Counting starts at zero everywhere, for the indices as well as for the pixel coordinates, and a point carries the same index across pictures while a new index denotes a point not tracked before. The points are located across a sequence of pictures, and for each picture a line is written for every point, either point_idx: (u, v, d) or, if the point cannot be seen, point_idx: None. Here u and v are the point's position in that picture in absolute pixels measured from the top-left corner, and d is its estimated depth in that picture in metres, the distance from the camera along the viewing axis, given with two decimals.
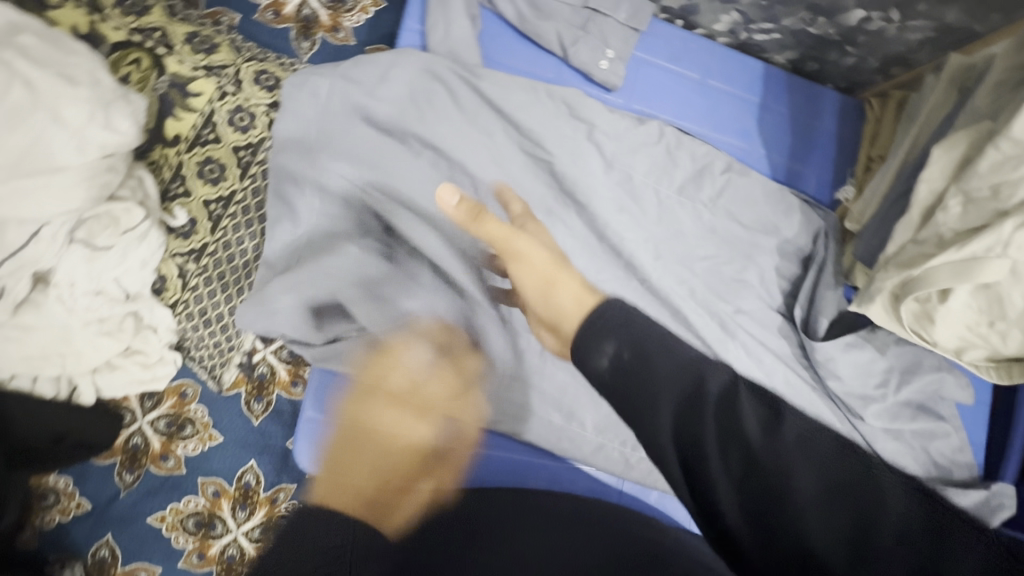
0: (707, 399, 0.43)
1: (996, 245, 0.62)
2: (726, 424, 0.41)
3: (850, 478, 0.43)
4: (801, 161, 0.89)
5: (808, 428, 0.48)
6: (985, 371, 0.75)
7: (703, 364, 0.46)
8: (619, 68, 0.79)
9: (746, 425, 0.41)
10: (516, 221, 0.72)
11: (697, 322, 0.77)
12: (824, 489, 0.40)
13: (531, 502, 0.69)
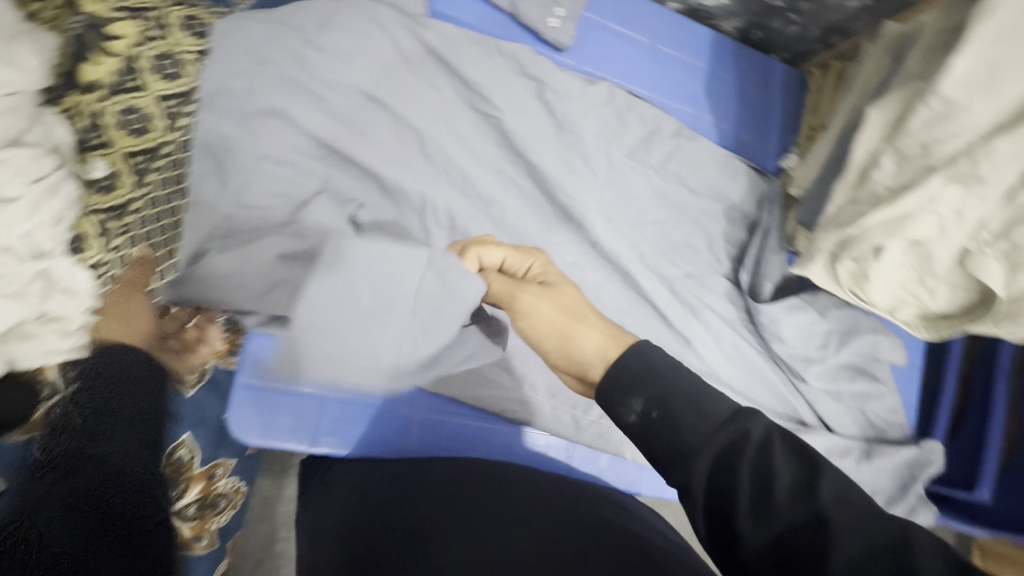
0: (793, 485, 0.36)
1: (927, 201, 0.65)
2: (756, 485, 0.36)
3: (899, 530, 0.33)
4: (749, 129, 0.91)
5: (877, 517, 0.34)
6: (913, 327, 0.79)
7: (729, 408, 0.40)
8: (569, 27, 0.78)
9: (777, 485, 0.36)
10: (466, 180, 0.71)
11: (647, 285, 0.77)
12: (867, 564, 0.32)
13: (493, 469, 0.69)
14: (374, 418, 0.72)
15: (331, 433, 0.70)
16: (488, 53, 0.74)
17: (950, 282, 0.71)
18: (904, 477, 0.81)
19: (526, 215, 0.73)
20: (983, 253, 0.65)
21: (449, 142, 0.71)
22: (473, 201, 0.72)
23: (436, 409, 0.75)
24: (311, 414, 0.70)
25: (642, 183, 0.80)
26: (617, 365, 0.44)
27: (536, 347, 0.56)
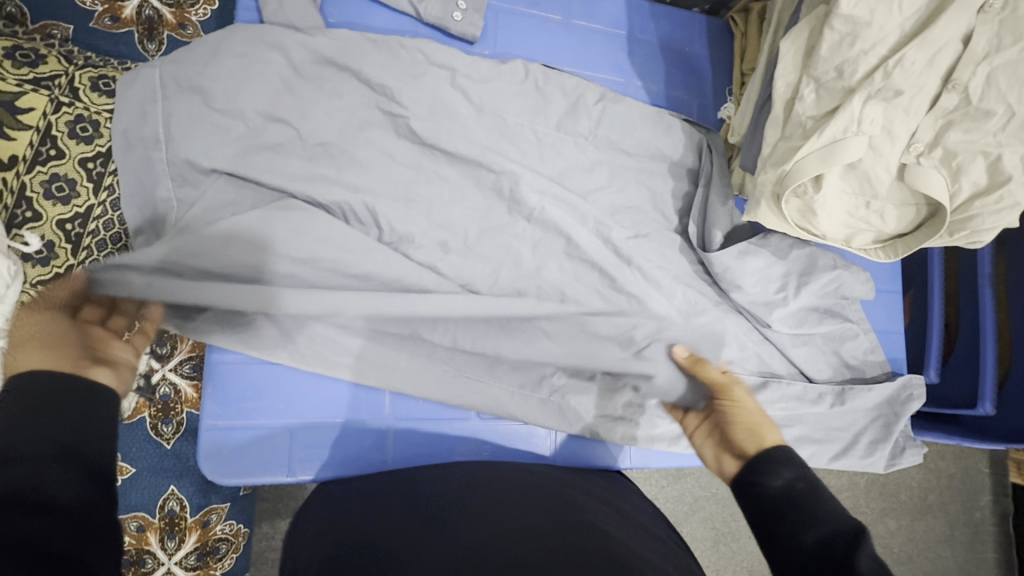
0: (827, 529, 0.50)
1: (851, 123, 0.64)
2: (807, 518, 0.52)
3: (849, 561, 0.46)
4: (680, 87, 0.91)
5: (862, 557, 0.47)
6: (871, 253, 0.77)
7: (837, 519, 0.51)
8: (474, 18, 0.78)
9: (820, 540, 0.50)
10: (396, 186, 0.73)
11: (591, 250, 0.80)
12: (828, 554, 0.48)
13: (474, 473, 0.69)
14: (347, 438, 0.72)
15: (307, 460, 0.71)
16: (399, 59, 0.74)
17: (895, 201, 0.71)
18: (888, 415, 0.92)
19: (465, 213, 0.75)
20: (920, 164, 0.66)
21: (369, 155, 0.72)
22: (406, 203, 0.73)
23: (409, 421, 0.75)
24: (283, 446, 0.70)
25: (578, 162, 0.81)
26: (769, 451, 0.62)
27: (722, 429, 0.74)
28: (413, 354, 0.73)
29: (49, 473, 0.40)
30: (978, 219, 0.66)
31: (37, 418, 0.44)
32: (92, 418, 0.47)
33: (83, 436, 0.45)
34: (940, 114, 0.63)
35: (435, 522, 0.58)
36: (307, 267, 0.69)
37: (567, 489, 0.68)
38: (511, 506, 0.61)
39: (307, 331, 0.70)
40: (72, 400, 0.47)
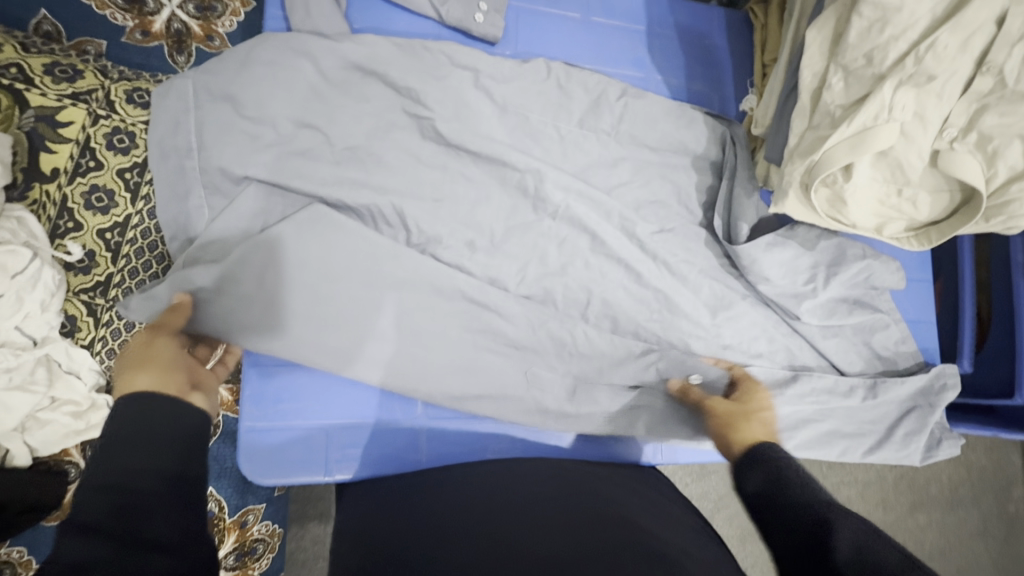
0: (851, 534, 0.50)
1: (882, 110, 0.63)
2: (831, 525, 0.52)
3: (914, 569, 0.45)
4: (701, 80, 0.90)
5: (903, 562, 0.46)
6: (903, 242, 0.76)
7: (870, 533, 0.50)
8: (496, 19, 0.78)
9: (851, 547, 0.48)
10: (423, 187, 0.74)
11: (616, 246, 0.80)
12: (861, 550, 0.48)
13: (508, 472, 0.69)
14: (380, 438, 0.73)
15: (343, 460, 0.71)
16: (423, 63, 0.75)
17: (928, 186, 0.69)
18: (922, 405, 0.90)
19: (490, 214, 0.76)
20: (953, 150, 0.65)
21: (395, 158, 0.73)
22: (434, 205, 0.74)
23: (440, 419, 0.75)
24: (318, 446, 0.71)
25: (600, 161, 0.82)
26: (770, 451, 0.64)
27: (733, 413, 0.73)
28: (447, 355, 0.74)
29: (158, 509, 0.44)
30: (1016, 204, 0.65)
31: (147, 445, 0.48)
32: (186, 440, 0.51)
33: (183, 458, 0.49)
34: (974, 98, 0.62)
35: (461, 520, 0.58)
36: (337, 270, 0.69)
37: (604, 489, 0.67)
38: (551, 509, 0.60)
39: (341, 334, 0.69)
40: (156, 423, 0.50)
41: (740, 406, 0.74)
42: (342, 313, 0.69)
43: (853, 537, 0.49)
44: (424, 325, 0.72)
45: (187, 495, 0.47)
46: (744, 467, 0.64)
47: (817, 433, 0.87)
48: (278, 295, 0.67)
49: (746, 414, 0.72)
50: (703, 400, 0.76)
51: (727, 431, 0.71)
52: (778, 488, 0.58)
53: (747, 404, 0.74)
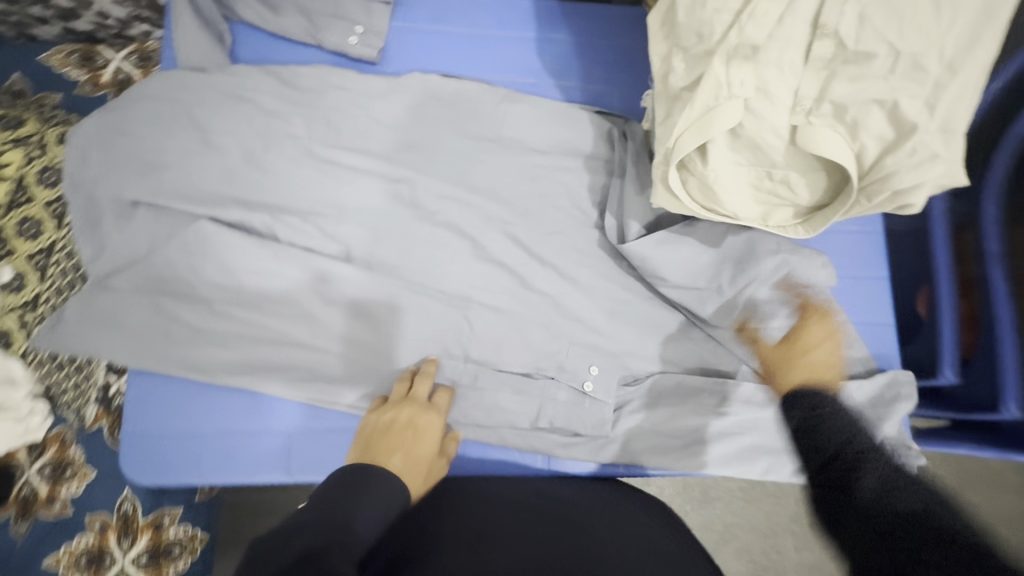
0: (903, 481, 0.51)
1: (720, 88, 0.59)
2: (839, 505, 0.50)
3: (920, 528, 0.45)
4: (598, 80, 0.88)
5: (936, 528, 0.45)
6: (792, 231, 0.67)
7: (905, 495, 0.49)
8: (372, 40, 0.82)
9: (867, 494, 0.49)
10: (297, 201, 0.77)
11: (497, 250, 0.80)
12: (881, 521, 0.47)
13: (469, 489, 0.68)
14: (255, 443, 0.74)
15: (217, 465, 0.73)
16: (299, 87, 0.80)
17: (800, 167, 0.62)
18: (871, 418, 0.78)
19: (367, 224, 0.78)
20: (811, 123, 0.58)
21: (266, 176, 0.76)
22: (308, 218, 0.77)
23: (314, 428, 0.75)
24: (195, 449, 0.73)
25: (484, 166, 0.81)
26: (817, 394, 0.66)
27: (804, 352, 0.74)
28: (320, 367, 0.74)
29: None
30: (895, 178, 0.56)
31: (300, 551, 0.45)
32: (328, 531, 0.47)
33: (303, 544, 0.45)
34: (819, 65, 0.56)
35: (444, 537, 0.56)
36: (221, 282, 0.73)
37: (586, 509, 0.66)
38: (521, 514, 0.62)
39: (224, 345, 0.73)
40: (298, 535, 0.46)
41: (791, 344, 0.74)
42: (228, 325, 0.73)
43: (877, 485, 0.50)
44: (300, 337, 0.74)
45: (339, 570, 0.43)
46: (791, 406, 0.66)
47: (738, 449, 0.78)
48: (168, 310, 0.72)
49: (795, 352, 0.74)
50: (753, 338, 0.77)
51: (773, 378, 0.74)
52: (817, 424, 0.61)
53: (801, 333, 0.75)
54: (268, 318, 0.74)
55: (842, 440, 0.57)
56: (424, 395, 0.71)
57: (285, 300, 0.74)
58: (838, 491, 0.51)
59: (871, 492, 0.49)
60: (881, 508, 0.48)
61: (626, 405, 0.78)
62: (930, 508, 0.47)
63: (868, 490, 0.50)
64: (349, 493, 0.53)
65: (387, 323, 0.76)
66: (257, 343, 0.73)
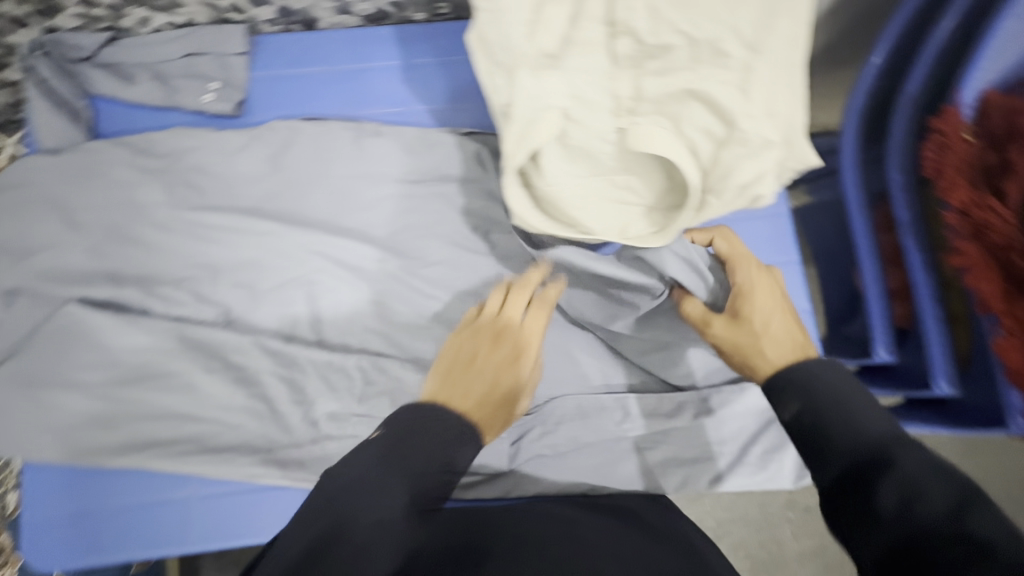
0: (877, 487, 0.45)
1: (533, 101, 0.55)
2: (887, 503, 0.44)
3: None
4: (468, 100, 0.86)
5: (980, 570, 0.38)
6: (644, 241, 0.62)
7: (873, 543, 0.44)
8: (228, 94, 0.83)
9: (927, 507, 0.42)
10: (170, 267, 0.76)
11: (379, 290, 0.78)
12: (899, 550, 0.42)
13: (512, 508, 0.65)
14: (152, 517, 0.73)
15: (114, 544, 0.72)
16: (160, 152, 0.80)
17: (639, 170, 0.59)
18: None
19: (244, 282, 0.77)
20: (636, 125, 0.54)
21: (134, 250, 0.76)
22: (183, 283, 0.76)
23: (210, 495, 0.74)
24: (90, 531, 0.73)
25: (357, 208, 0.80)
26: (807, 380, 0.56)
27: (766, 312, 0.67)
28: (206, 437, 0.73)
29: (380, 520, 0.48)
30: (734, 173, 0.53)
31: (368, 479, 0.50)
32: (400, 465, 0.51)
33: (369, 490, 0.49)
34: (626, 64, 0.54)
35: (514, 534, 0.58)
36: (98, 362, 0.73)
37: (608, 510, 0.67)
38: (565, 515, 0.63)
39: (106, 427, 0.72)
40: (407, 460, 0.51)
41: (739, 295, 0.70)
42: (109, 405, 0.72)
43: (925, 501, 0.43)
44: (183, 407, 0.73)
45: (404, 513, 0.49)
46: (778, 401, 0.57)
47: (650, 463, 0.75)
48: (46, 399, 0.71)
49: (753, 330, 0.66)
50: (703, 316, 0.71)
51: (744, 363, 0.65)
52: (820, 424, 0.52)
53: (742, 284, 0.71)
54: (148, 393, 0.73)
55: (865, 435, 0.49)
56: (517, 315, 0.70)
57: (163, 372, 0.73)
58: (860, 506, 0.45)
59: (892, 511, 0.43)
60: (907, 519, 0.43)
61: (524, 437, 0.75)
62: (971, 532, 0.40)
63: (900, 506, 0.43)
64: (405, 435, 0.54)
65: (272, 379, 0.75)
66: (140, 419, 0.72)
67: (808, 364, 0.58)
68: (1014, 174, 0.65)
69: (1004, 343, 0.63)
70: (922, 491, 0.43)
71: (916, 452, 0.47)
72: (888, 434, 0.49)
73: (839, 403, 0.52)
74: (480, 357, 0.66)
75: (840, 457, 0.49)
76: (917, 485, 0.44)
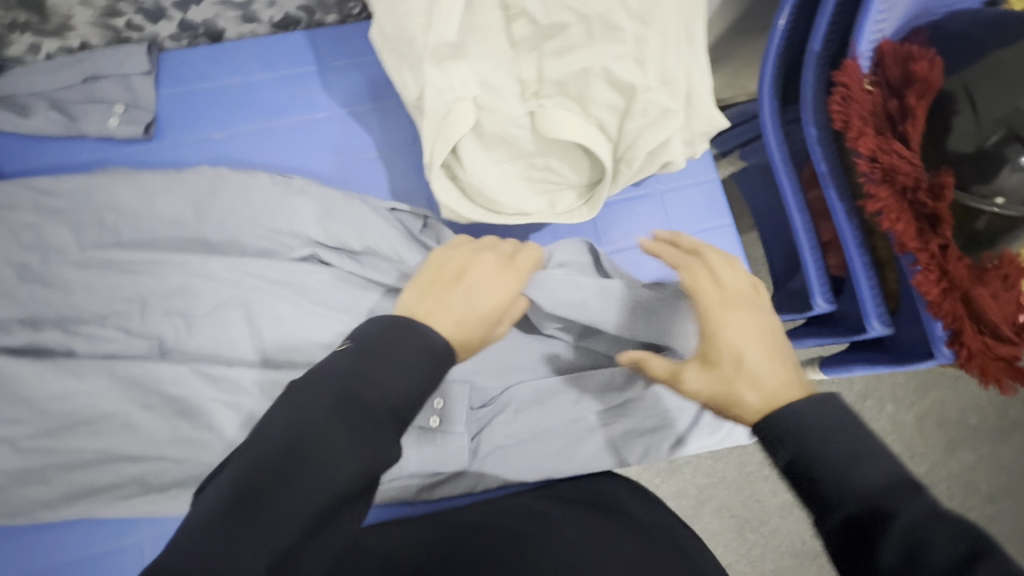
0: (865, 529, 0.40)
1: (444, 93, 0.54)
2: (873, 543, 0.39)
3: None
4: (392, 99, 0.85)
5: None
6: (576, 215, 0.64)
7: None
8: (136, 116, 0.80)
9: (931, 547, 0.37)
10: (91, 302, 0.73)
11: (318, 300, 0.75)
12: None
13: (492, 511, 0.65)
14: (104, 566, 0.70)
15: None
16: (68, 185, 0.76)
17: (558, 154, 0.59)
18: None
19: (176, 310, 0.74)
20: (542, 108, 0.55)
21: (51, 291, 0.72)
22: (109, 318, 0.73)
23: (163, 535, 0.71)
24: None
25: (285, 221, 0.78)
26: (778, 415, 0.49)
27: (728, 338, 0.57)
28: (153, 475, 0.70)
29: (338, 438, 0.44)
30: (640, 141, 0.54)
31: (351, 378, 0.46)
32: (376, 361, 0.48)
33: (351, 389, 0.46)
34: (525, 48, 0.54)
35: (501, 546, 0.57)
36: (22, 413, 0.68)
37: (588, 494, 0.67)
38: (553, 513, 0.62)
39: (40, 479, 0.68)
40: (398, 360, 0.48)
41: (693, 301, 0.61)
42: (38, 457, 0.68)
43: (926, 525, 0.38)
44: (121, 449, 0.69)
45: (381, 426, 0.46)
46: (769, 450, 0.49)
47: (612, 439, 0.75)
48: None
49: (720, 372, 0.56)
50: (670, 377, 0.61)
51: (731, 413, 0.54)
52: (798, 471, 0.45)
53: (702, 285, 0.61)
54: (80, 438, 0.69)
55: (846, 482, 0.42)
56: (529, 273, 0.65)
57: (99, 413, 0.70)
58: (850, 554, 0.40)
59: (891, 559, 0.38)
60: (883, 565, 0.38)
61: (483, 431, 0.75)
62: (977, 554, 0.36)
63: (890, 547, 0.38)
64: (382, 355, 0.48)
65: (217, 405, 0.72)
66: (78, 467, 0.69)
67: (803, 405, 0.48)
68: (911, 118, 0.67)
69: (921, 277, 0.67)
70: (923, 541, 0.37)
71: (925, 497, 0.40)
72: (891, 478, 0.42)
73: (833, 440, 0.45)
74: (473, 267, 0.61)
75: (832, 507, 0.42)
76: (923, 535, 0.38)
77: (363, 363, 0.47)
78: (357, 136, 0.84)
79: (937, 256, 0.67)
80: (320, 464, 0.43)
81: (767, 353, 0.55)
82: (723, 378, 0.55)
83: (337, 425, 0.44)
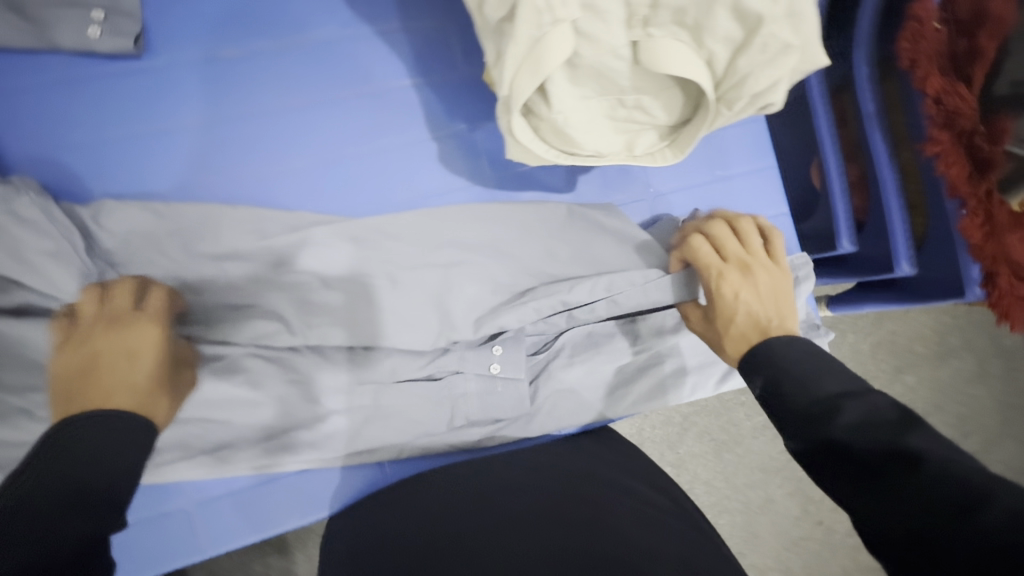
0: (849, 419, 0.46)
1: (541, 15, 0.48)
2: (855, 426, 0.46)
3: (930, 500, 0.39)
4: (427, 17, 0.75)
5: (946, 491, 0.39)
6: (655, 158, 0.61)
7: (847, 441, 0.45)
8: (124, 25, 0.66)
9: (899, 435, 0.43)
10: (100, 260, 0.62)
11: (368, 248, 0.70)
12: (876, 461, 0.43)
13: (536, 464, 0.67)
14: (154, 529, 0.66)
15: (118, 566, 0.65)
16: (59, 120, 0.65)
17: (652, 90, 0.54)
18: None
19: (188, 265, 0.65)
20: (651, 37, 0.50)
21: (28, 226, 0.59)
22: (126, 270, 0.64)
23: (214, 496, 0.67)
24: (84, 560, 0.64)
25: (334, 188, 0.72)
26: (779, 351, 0.58)
27: (738, 300, 0.67)
28: (197, 437, 0.65)
29: (414, 515, 0.60)
30: (750, 80, 0.50)
31: (454, 496, 0.62)
32: (482, 491, 0.62)
33: (453, 493, 0.63)
34: None
35: (531, 508, 0.58)
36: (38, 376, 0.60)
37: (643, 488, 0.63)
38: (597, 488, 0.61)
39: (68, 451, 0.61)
40: (464, 480, 0.65)
41: (744, 263, 0.71)
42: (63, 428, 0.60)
43: (918, 432, 0.43)
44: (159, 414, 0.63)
45: (438, 510, 0.60)
46: (751, 374, 0.59)
47: (661, 377, 0.77)
48: None
49: (730, 309, 0.67)
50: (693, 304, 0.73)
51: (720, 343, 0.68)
52: (777, 384, 0.54)
53: (711, 265, 0.70)
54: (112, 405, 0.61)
55: (824, 387, 0.51)
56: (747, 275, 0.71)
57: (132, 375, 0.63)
58: (814, 431, 0.48)
59: (870, 447, 0.44)
60: (868, 451, 0.44)
61: (541, 376, 0.74)
62: (956, 464, 0.40)
63: (871, 438, 0.44)
64: None
65: (262, 362, 0.67)
66: None
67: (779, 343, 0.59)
68: (980, 59, 0.68)
69: (967, 222, 0.70)
70: (870, 421, 0.45)
71: (931, 428, 0.44)
72: (899, 412, 0.46)
73: (813, 359, 0.56)
74: None
75: (799, 398, 0.51)
76: (901, 433, 0.44)
77: (449, 490, 0.63)
78: (386, 63, 0.74)
79: (984, 201, 0.69)
80: (369, 525, 0.62)
81: (751, 325, 0.65)
82: (733, 322, 0.67)
83: (429, 504, 0.62)
